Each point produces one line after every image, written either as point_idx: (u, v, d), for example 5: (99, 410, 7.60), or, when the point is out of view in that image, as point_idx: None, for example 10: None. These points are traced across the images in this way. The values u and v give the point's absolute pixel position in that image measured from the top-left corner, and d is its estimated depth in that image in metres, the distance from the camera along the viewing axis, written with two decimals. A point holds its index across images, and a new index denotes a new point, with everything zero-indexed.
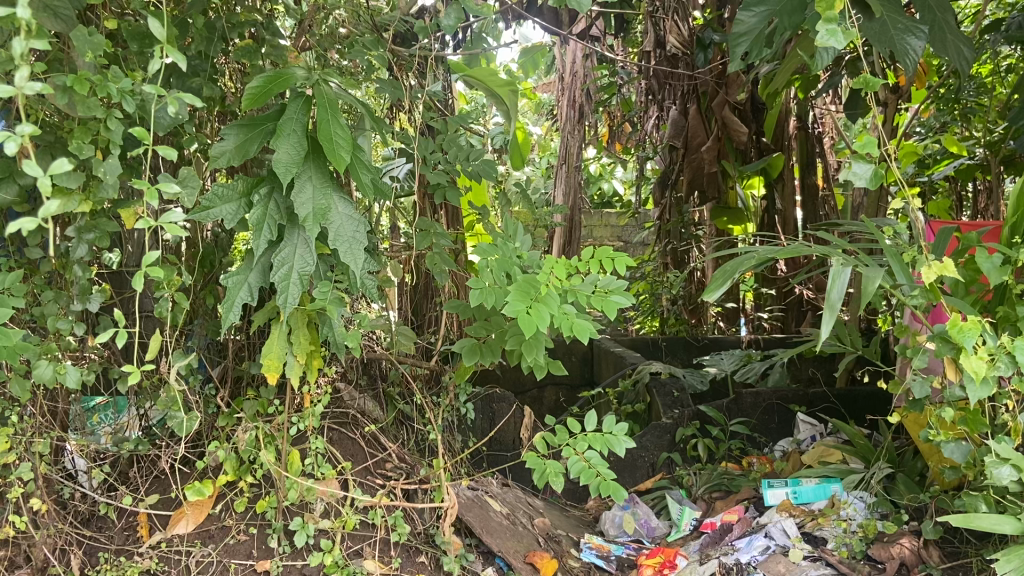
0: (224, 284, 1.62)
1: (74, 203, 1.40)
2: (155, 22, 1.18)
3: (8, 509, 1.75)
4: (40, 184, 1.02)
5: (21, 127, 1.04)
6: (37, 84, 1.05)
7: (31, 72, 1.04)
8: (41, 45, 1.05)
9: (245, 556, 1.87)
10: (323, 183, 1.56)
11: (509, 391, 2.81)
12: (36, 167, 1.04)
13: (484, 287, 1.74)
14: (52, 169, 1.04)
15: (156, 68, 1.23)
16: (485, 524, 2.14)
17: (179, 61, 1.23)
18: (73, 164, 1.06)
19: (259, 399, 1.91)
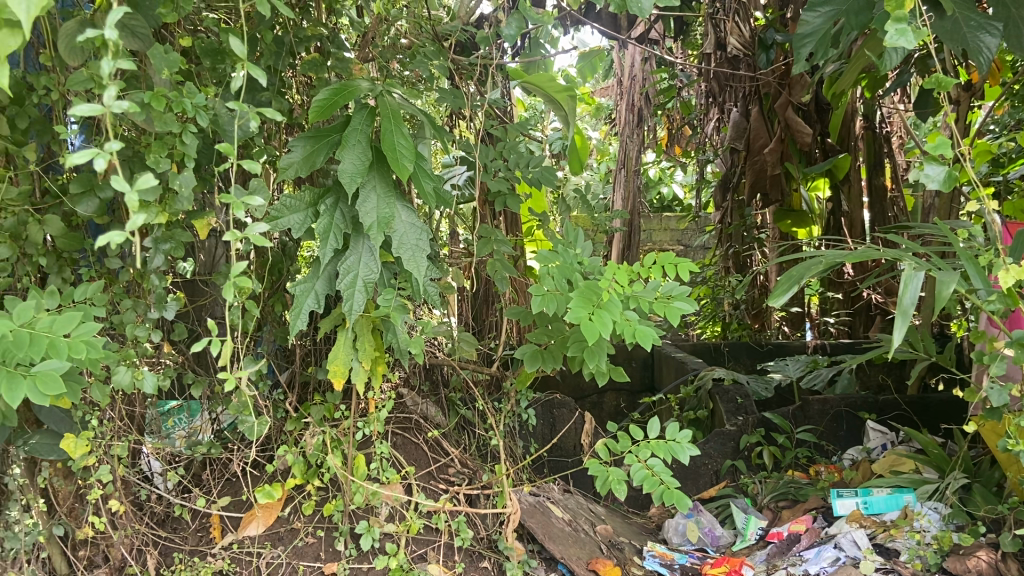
0: (292, 292, 1.66)
1: (151, 215, 1.45)
2: (237, 42, 1.22)
3: (88, 509, 1.83)
4: (126, 199, 1.05)
5: (112, 144, 1.09)
6: (124, 103, 1.10)
7: (119, 91, 1.08)
8: (127, 66, 1.09)
9: (314, 558, 1.90)
10: (387, 191, 1.60)
11: (569, 398, 2.81)
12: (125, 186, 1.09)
13: (545, 293, 1.74)
14: (136, 185, 1.07)
15: (238, 84, 1.28)
16: (548, 529, 2.14)
17: (261, 77, 1.26)
18: (158, 180, 1.09)
19: (327, 403, 1.95)
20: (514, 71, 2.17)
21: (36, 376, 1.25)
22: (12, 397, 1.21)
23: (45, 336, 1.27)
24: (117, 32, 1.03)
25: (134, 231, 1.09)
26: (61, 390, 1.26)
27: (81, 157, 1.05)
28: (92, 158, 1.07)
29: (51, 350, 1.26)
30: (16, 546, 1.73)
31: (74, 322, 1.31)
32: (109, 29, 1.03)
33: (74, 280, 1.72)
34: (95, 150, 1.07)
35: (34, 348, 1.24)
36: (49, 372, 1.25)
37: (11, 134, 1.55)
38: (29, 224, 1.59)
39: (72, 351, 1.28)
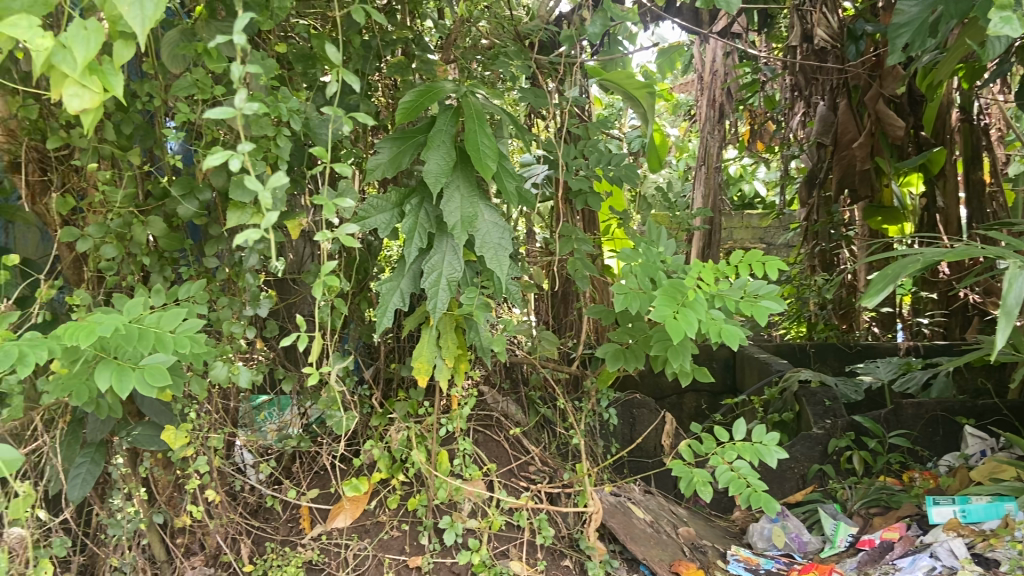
0: (378, 290, 1.70)
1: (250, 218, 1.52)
2: (333, 48, 1.29)
3: (187, 498, 1.92)
4: (262, 198, 1.28)
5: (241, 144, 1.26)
6: (253, 103, 1.21)
7: (248, 94, 1.20)
8: (254, 69, 1.19)
9: (399, 551, 1.92)
10: (470, 192, 1.63)
11: (650, 398, 2.80)
12: (257, 183, 1.28)
13: (629, 291, 1.71)
14: (270, 184, 1.28)
15: (332, 88, 1.35)
16: (630, 530, 2.13)
17: (355, 81, 1.34)
18: (287, 178, 1.29)
19: (410, 400, 1.99)
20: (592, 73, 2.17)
21: (144, 369, 1.31)
22: (121, 387, 1.27)
23: (153, 331, 1.31)
24: (245, 38, 1.11)
25: (266, 224, 1.28)
26: (167, 381, 1.32)
27: (219, 159, 1.23)
28: (226, 158, 1.25)
29: (157, 344, 1.30)
30: (119, 532, 1.83)
31: (179, 318, 1.36)
32: (239, 36, 1.10)
33: (175, 278, 1.81)
34: (228, 152, 1.24)
35: (142, 342, 1.28)
36: (156, 366, 1.31)
37: (117, 139, 1.64)
38: (134, 224, 1.68)
39: (177, 345, 1.31)
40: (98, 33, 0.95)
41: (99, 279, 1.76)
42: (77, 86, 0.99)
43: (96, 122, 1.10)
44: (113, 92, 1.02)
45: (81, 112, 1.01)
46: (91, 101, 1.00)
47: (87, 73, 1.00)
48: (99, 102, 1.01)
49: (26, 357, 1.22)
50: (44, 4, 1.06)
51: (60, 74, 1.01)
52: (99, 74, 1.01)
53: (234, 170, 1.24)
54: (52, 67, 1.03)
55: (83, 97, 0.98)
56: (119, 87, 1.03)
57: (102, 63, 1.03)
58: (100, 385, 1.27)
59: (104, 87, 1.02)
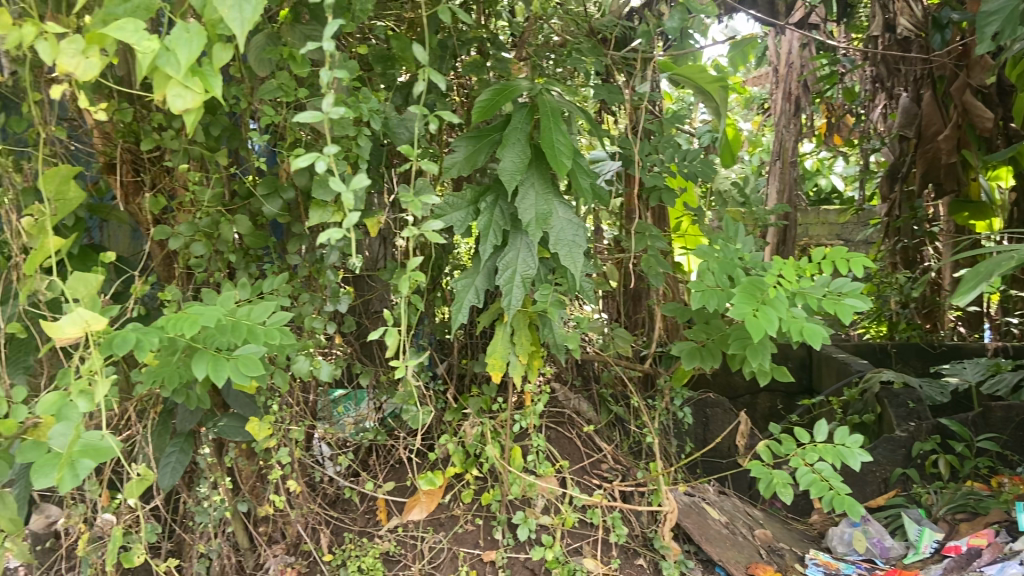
0: (454, 286, 1.73)
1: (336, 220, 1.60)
2: (419, 48, 1.35)
3: (270, 488, 1.99)
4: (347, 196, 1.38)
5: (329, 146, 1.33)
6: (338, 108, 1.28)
7: (334, 99, 1.27)
8: (340, 74, 1.25)
9: (473, 545, 1.94)
10: (545, 189, 1.64)
11: (724, 398, 2.76)
12: (341, 184, 1.37)
13: (705, 288, 1.70)
14: (354, 185, 1.38)
15: (419, 89, 1.42)
16: (705, 531, 2.10)
17: (440, 82, 1.41)
18: (370, 179, 1.38)
19: (483, 396, 2.01)
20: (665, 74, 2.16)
21: (237, 359, 1.35)
22: (216, 375, 1.31)
23: (245, 324, 1.37)
24: (334, 45, 1.17)
25: (350, 221, 1.39)
26: (258, 371, 1.34)
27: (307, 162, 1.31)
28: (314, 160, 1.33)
29: (250, 336, 1.36)
30: (206, 519, 1.92)
31: (269, 310, 1.41)
32: (328, 43, 1.16)
33: (259, 275, 1.87)
34: (316, 154, 1.32)
35: (235, 333, 1.35)
36: (248, 356, 1.35)
37: (205, 141, 1.71)
38: (222, 223, 1.75)
39: (268, 336, 1.37)
40: (199, 36, 0.99)
41: (189, 276, 1.84)
42: (180, 87, 1.03)
43: (195, 122, 1.14)
44: (213, 92, 1.06)
45: (183, 111, 1.05)
46: (192, 101, 1.04)
47: (189, 75, 1.03)
48: (201, 102, 1.04)
49: (142, 344, 1.32)
50: (148, 10, 1.11)
51: (164, 76, 1.06)
52: (199, 76, 1.05)
53: (323, 171, 1.33)
54: (156, 71, 1.08)
55: (185, 98, 1.02)
56: (218, 87, 1.06)
57: (202, 65, 1.07)
58: (196, 374, 1.31)
59: (205, 88, 1.05)
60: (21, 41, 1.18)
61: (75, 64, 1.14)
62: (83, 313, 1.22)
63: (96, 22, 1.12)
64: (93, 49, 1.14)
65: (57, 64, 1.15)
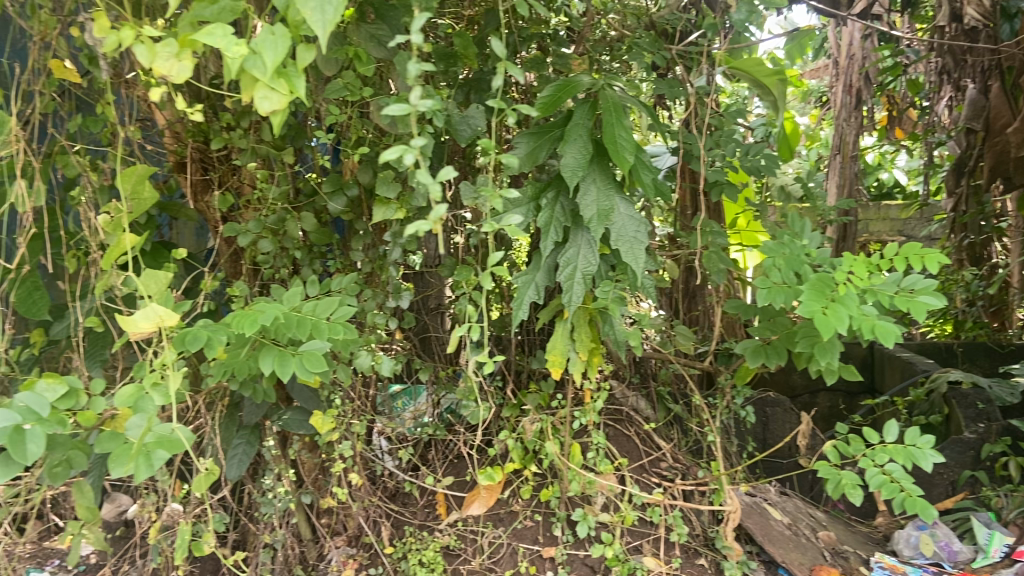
0: (514, 283, 1.73)
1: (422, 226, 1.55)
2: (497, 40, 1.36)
3: (333, 480, 2.02)
4: (433, 191, 1.30)
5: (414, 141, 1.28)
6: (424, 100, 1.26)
7: (421, 90, 1.24)
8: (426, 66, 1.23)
9: (533, 541, 1.94)
10: (606, 185, 1.63)
11: (784, 396, 2.71)
12: (429, 177, 1.32)
13: (772, 285, 1.67)
14: (440, 178, 1.33)
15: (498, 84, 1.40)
16: (768, 531, 2.07)
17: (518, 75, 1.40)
18: (458, 171, 1.34)
19: (542, 392, 2.01)
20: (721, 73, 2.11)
21: (302, 355, 1.35)
22: (281, 371, 1.33)
23: (310, 319, 1.37)
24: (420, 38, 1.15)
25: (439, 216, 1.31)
26: (322, 367, 1.34)
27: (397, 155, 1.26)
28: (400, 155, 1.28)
29: (314, 332, 1.37)
30: (271, 510, 1.96)
31: (334, 307, 1.42)
32: (416, 35, 1.15)
33: (323, 271, 1.90)
34: (405, 147, 1.28)
35: (300, 328, 1.35)
36: (312, 352, 1.35)
37: (272, 139, 1.75)
38: (288, 220, 1.78)
39: (332, 332, 1.37)
40: (284, 38, 1.00)
41: (256, 272, 1.88)
42: (267, 89, 1.05)
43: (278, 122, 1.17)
44: (297, 93, 1.08)
45: (270, 113, 1.08)
46: (279, 102, 1.06)
47: (275, 77, 1.05)
48: (286, 103, 1.07)
49: (212, 341, 1.35)
50: (232, 11, 1.13)
51: (251, 78, 1.08)
52: (285, 77, 1.07)
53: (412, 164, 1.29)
54: (243, 73, 1.11)
55: (272, 100, 1.04)
56: (302, 88, 1.08)
57: (287, 67, 1.08)
58: (263, 369, 1.33)
59: (290, 89, 1.07)
60: (118, 44, 1.20)
61: (169, 66, 1.15)
62: (155, 309, 1.24)
63: (186, 25, 1.14)
64: (186, 53, 1.16)
65: (152, 66, 1.16)
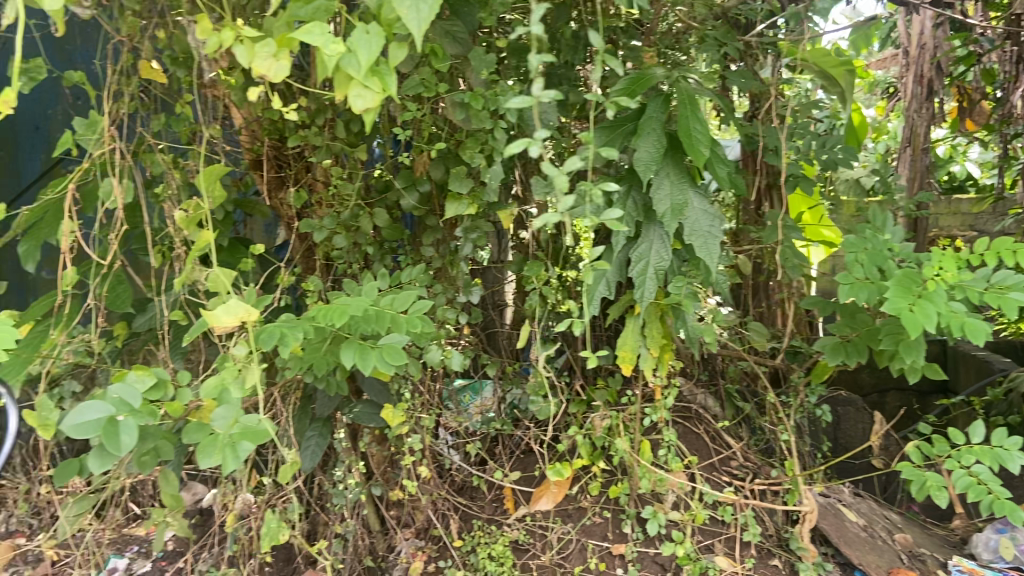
0: (584, 278, 1.72)
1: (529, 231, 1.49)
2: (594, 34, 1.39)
3: (403, 473, 2.04)
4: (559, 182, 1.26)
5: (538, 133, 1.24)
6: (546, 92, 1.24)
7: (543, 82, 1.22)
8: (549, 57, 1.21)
9: (602, 538, 1.93)
10: (680, 178, 1.61)
11: (856, 395, 2.64)
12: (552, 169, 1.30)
13: (854, 281, 1.62)
14: (564, 169, 1.31)
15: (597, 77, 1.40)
16: (843, 533, 2.03)
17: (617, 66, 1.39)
18: (581, 161, 1.32)
19: (610, 388, 2.00)
20: (789, 63, 2.07)
21: (381, 348, 1.37)
22: (362, 364, 1.34)
23: (389, 313, 1.40)
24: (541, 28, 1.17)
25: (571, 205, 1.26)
26: (401, 360, 1.35)
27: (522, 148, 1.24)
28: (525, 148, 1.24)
29: (393, 325, 1.39)
30: (343, 501, 1.99)
31: (410, 301, 1.43)
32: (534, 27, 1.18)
33: (393, 266, 1.92)
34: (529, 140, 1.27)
35: (380, 321, 1.38)
36: (391, 345, 1.37)
37: (345, 136, 1.78)
38: (361, 216, 1.81)
39: (410, 325, 1.39)
40: (378, 35, 1.01)
41: (328, 267, 1.92)
42: (361, 87, 1.05)
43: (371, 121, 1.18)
44: (389, 91, 1.08)
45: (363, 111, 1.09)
46: (372, 100, 1.06)
47: (369, 74, 1.06)
48: (379, 101, 1.07)
49: (290, 334, 1.37)
50: (326, 11, 1.14)
51: (345, 77, 1.09)
52: (378, 75, 1.07)
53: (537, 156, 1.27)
54: (336, 72, 1.12)
55: (366, 97, 1.05)
56: (395, 86, 1.08)
57: (380, 65, 1.09)
58: (344, 361, 1.35)
59: (383, 87, 1.08)
60: (220, 45, 1.22)
61: (267, 65, 1.17)
62: (236, 305, 1.25)
63: (283, 25, 1.16)
64: (283, 53, 1.17)
65: (251, 67, 1.18)
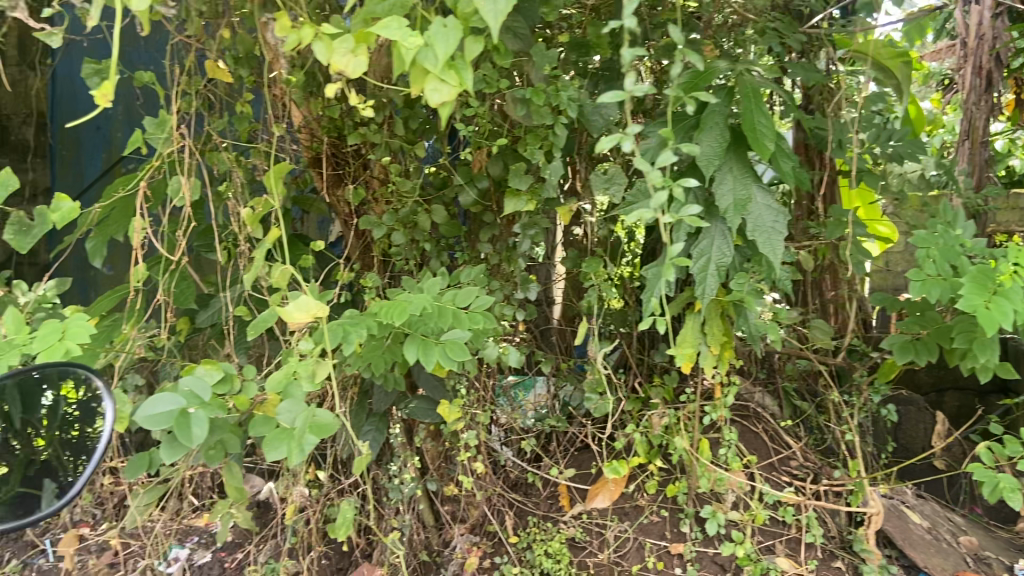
0: (644, 275, 1.70)
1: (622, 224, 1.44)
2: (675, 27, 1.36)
3: (459, 469, 2.05)
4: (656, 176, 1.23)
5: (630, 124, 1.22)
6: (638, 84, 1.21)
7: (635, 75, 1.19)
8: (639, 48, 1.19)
9: (660, 537, 1.91)
10: (743, 173, 1.58)
11: (917, 396, 2.58)
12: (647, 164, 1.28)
13: (926, 278, 1.58)
14: (659, 163, 1.29)
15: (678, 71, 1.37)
16: (907, 535, 1.98)
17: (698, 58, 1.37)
18: (676, 156, 1.29)
19: (666, 386, 1.99)
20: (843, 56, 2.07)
21: (445, 344, 1.37)
22: (426, 359, 1.35)
23: (451, 309, 1.40)
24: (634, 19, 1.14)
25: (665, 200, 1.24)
26: (465, 356, 1.35)
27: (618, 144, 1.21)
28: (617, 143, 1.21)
29: (456, 321, 1.39)
30: (399, 495, 2.01)
31: (473, 297, 1.44)
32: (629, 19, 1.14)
33: (450, 263, 1.93)
34: (623, 134, 1.24)
35: (442, 317, 1.38)
36: (454, 341, 1.37)
37: (404, 134, 1.80)
38: (419, 213, 1.82)
39: (473, 321, 1.39)
40: (456, 29, 1.01)
41: (387, 264, 1.93)
42: (437, 81, 1.04)
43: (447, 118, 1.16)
44: (466, 85, 1.06)
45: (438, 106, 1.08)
46: (448, 94, 1.03)
47: (446, 68, 1.04)
48: (456, 95, 1.05)
49: (360, 331, 1.38)
50: (401, 7, 1.15)
51: (422, 72, 1.09)
52: (454, 69, 1.06)
53: (631, 151, 1.25)
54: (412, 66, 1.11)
55: (443, 91, 1.03)
56: (472, 81, 1.05)
57: (454, 60, 1.08)
58: (408, 357, 1.36)
59: (459, 81, 1.06)
60: (301, 42, 1.22)
61: (346, 61, 1.15)
62: (308, 301, 1.25)
63: (360, 21, 1.16)
64: (362, 48, 1.16)
65: (330, 63, 1.17)
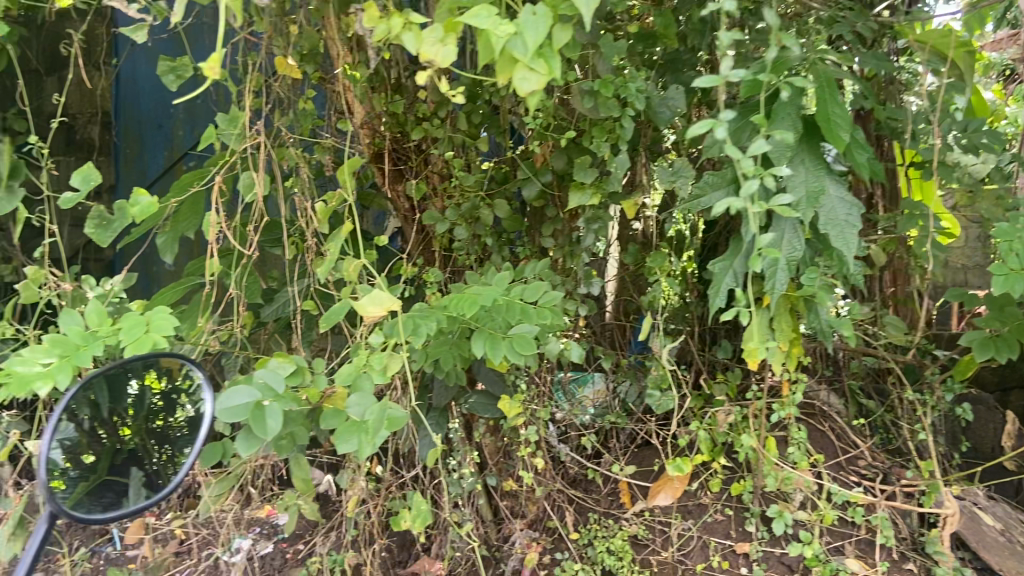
0: (711, 269, 1.66)
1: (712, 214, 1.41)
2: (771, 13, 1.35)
3: (519, 464, 2.05)
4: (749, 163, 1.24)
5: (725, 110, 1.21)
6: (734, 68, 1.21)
7: (732, 60, 1.19)
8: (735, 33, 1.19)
9: (724, 536, 1.88)
10: (816, 165, 1.54)
11: (988, 395, 2.50)
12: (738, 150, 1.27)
13: (1009, 272, 1.53)
14: (751, 151, 1.28)
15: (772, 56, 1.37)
16: (982, 538, 1.92)
17: (791, 45, 1.37)
18: (767, 144, 1.29)
19: (730, 383, 1.96)
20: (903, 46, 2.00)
21: (512, 338, 1.36)
22: (493, 354, 1.34)
23: (519, 304, 1.39)
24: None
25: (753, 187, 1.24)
26: (531, 350, 1.33)
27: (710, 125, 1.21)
28: (710, 128, 1.20)
29: (524, 316, 1.38)
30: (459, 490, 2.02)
31: (541, 291, 1.43)
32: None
33: (511, 258, 1.92)
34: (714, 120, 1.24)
35: (510, 312, 1.37)
36: (522, 335, 1.35)
37: (467, 128, 1.80)
38: (482, 208, 1.82)
39: (541, 316, 1.38)
40: (545, 16, 0.96)
41: (449, 259, 1.94)
42: (527, 70, 0.98)
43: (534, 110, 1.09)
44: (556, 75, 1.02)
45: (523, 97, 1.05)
46: (538, 83, 0.99)
47: (535, 56, 0.99)
48: (546, 84, 0.99)
49: (429, 325, 1.38)
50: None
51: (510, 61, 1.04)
52: (543, 58, 1.00)
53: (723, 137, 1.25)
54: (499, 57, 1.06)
55: (534, 80, 0.98)
56: (561, 69, 1.01)
57: (543, 48, 1.03)
58: (476, 352, 1.35)
59: (549, 70, 1.00)
60: (386, 33, 1.17)
61: (435, 51, 1.08)
62: (381, 294, 1.27)
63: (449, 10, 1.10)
64: (451, 37, 1.08)
65: (418, 54, 1.10)
